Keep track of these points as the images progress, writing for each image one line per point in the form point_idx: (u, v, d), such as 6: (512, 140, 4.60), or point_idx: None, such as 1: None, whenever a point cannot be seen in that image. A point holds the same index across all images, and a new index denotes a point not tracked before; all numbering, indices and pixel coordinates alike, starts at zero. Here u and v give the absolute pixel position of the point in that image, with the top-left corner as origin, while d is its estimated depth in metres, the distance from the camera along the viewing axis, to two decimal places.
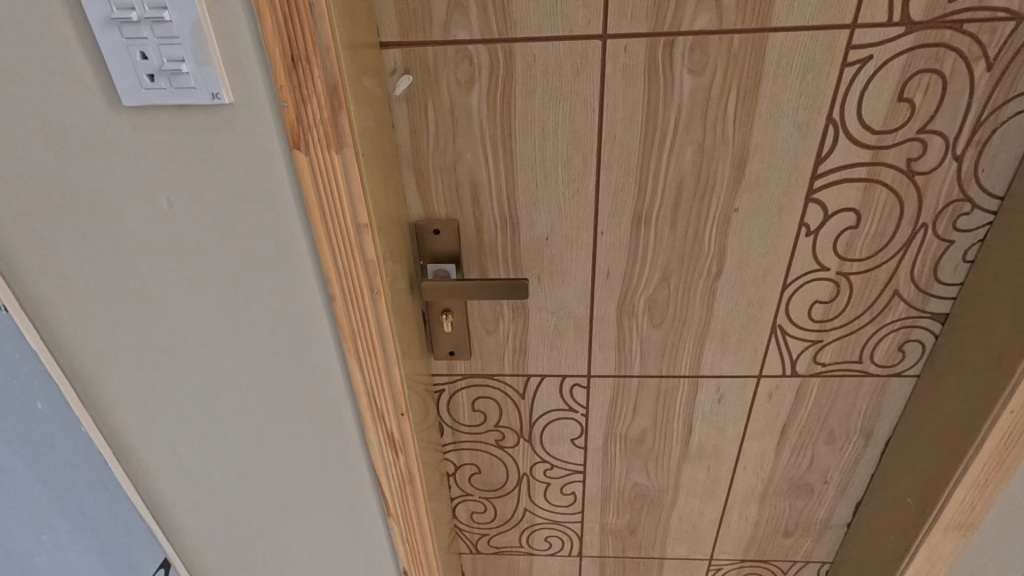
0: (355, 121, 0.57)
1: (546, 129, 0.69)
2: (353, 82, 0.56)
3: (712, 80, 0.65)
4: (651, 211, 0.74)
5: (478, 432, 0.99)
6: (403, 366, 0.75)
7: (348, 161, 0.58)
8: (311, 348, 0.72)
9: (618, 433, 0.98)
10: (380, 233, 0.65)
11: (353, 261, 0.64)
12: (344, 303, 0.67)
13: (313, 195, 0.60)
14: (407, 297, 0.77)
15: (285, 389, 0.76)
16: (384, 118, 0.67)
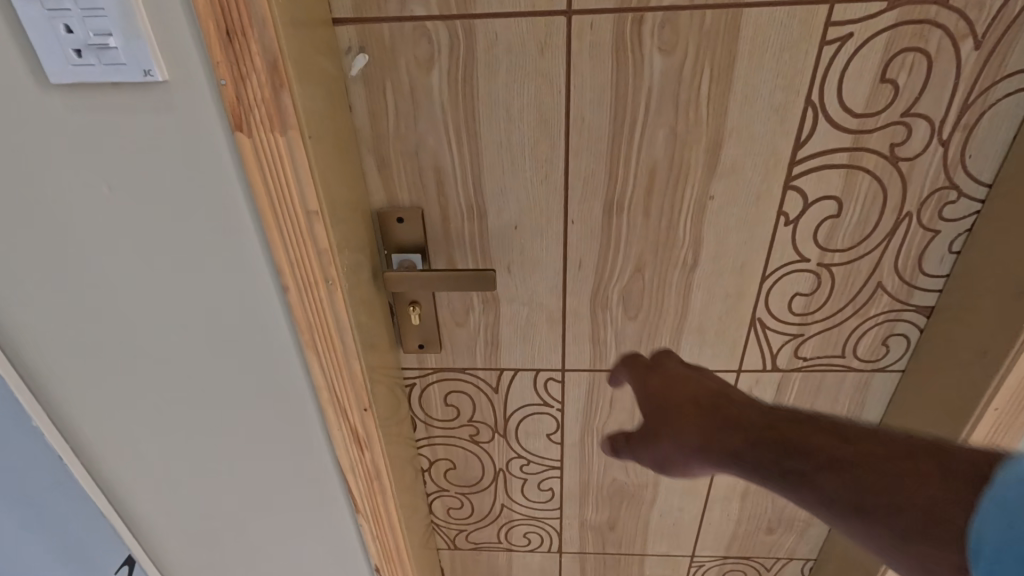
0: (301, 101, 0.54)
1: (510, 112, 0.66)
2: (296, 59, 0.53)
3: (684, 59, 0.61)
4: (624, 198, 0.71)
5: (452, 428, 0.97)
6: (366, 360, 0.72)
7: (294, 144, 0.55)
8: (268, 341, 0.69)
9: (595, 429, 0.95)
10: (334, 221, 0.61)
11: (305, 250, 0.61)
12: (299, 294, 0.65)
13: (260, 180, 0.57)
14: (371, 288, 0.74)
15: (244, 383, 0.73)
16: (339, 100, 0.63)
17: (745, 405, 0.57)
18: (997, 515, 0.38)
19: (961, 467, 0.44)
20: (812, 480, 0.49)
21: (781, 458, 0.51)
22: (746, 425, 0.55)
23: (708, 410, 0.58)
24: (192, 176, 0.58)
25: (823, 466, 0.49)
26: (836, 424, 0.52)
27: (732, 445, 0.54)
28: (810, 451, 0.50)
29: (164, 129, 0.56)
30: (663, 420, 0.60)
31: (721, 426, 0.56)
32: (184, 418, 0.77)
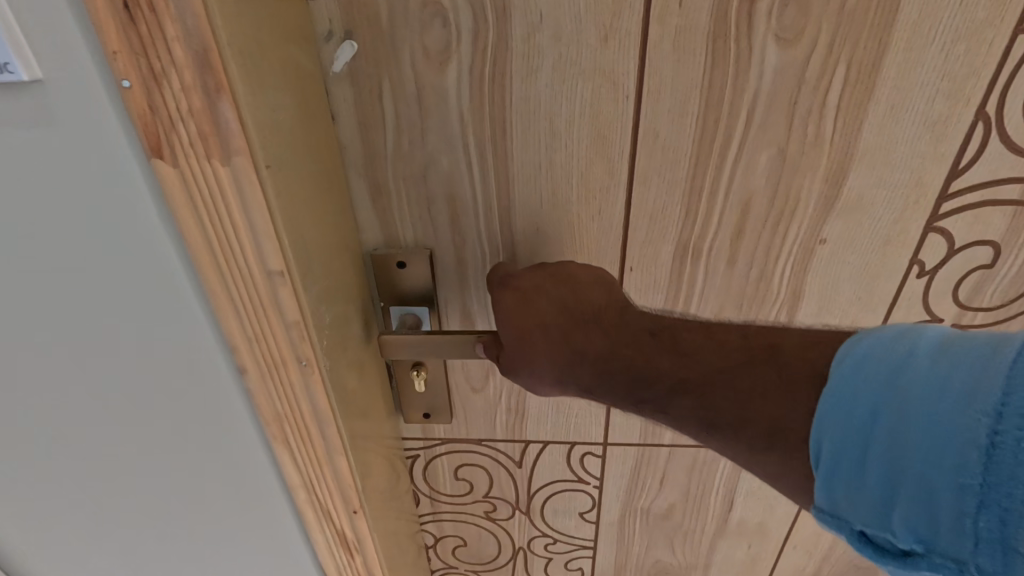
0: (252, 113, 0.35)
1: (556, 124, 0.47)
2: (242, 48, 0.34)
3: (812, 53, 0.43)
4: (703, 241, 0.52)
5: (463, 503, 0.79)
6: (356, 455, 0.54)
7: (246, 177, 0.36)
8: (223, 432, 0.51)
9: (639, 508, 0.77)
10: (309, 283, 0.43)
11: (268, 322, 0.43)
12: (262, 376, 0.46)
13: (196, 227, 0.38)
14: (362, 355, 0.56)
15: (192, 482, 0.55)
16: (316, 107, 0.44)
17: (589, 328, 0.49)
18: (834, 421, 0.35)
19: (794, 362, 0.40)
20: (666, 409, 0.46)
21: (631, 389, 0.47)
22: (591, 354, 0.49)
23: (552, 343, 0.50)
24: (98, 219, 0.39)
25: (672, 391, 0.45)
26: (673, 333, 0.47)
27: (586, 384, 0.50)
28: (656, 376, 0.46)
29: (46, 151, 0.37)
30: (511, 366, 0.51)
31: (568, 367, 0.50)
32: (116, 523, 0.58)
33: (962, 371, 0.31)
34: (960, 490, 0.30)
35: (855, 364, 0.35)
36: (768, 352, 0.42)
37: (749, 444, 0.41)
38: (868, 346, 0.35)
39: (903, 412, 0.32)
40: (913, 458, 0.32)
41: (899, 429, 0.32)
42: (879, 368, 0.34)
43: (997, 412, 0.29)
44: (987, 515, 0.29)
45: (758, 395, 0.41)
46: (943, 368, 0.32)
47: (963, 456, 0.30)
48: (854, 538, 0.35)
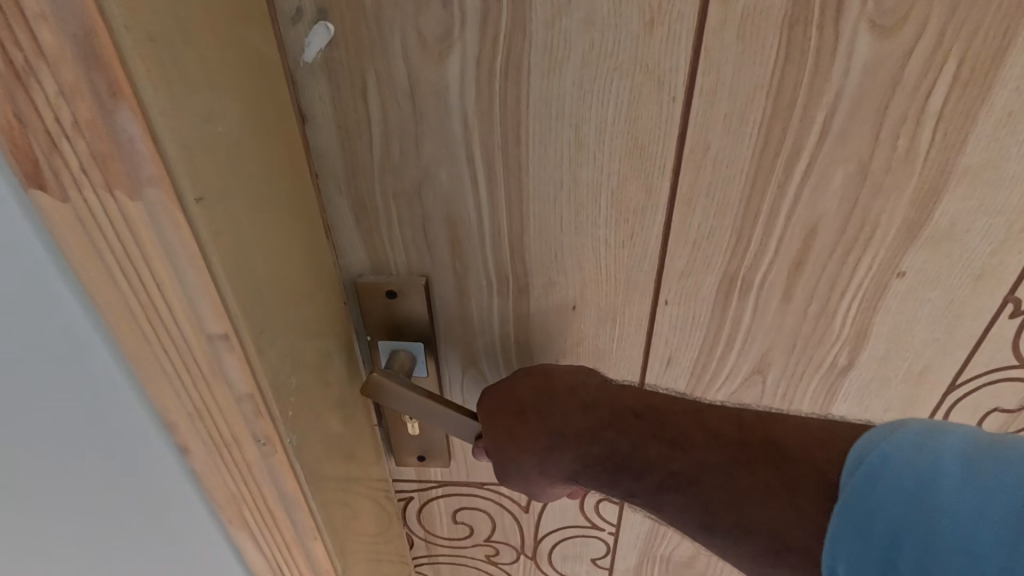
0: (172, 129, 0.26)
1: (583, 132, 0.38)
2: (152, 36, 0.24)
3: (917, 43, 0.33)
4: (755, 271, 0.44)
5: (463, 546, 0.71)
6: (332, 534, 0.45)
7: (166, 213, 0.27)
8: (163, 508, 0.42)
9: (659, 555, 0.69)
10: (267, 346, 0.34)
11: (213, 395, 0.34)
12: (211, 457, 0.37)
13: (103, 275, 0.29)
14: (347, 416, 0.47)
15: (129, 563, 0.45)
16: (277, 117, 0.35)
17: (570, 406, 0.42)
18: (851, 538, 0.31)
19: (798, 465, 0.35)
20: (657, 504, 0.40)
21: (619, 479, 0.41)
22: (572, 439, 0.42)
23: (534, 432, 0.43)
24: None
25: (663, 487, 0.39)
26: (660, 416, 0.40)
27: (570, 472, 0.43)
28: (645, 468, 0.40)
29: None
30: (502, 477, 0.45)
31: (550, 452, 0.43)
32: None
33: (998, 501, 0.27)
34: None
35: (872, 476, 0.31)
36: (772, 458, 0.36)
37: (754, 557, 0.37)
38: (884, 452, 0.31)
39: (928, 541, 0.28)
40: None
41: (926, 561, 0.28)
42: (900, 485, 0.30)
43: None
44: None
45: (758, 509, 0.36)
46: (977, 492, 0.28)
47: None
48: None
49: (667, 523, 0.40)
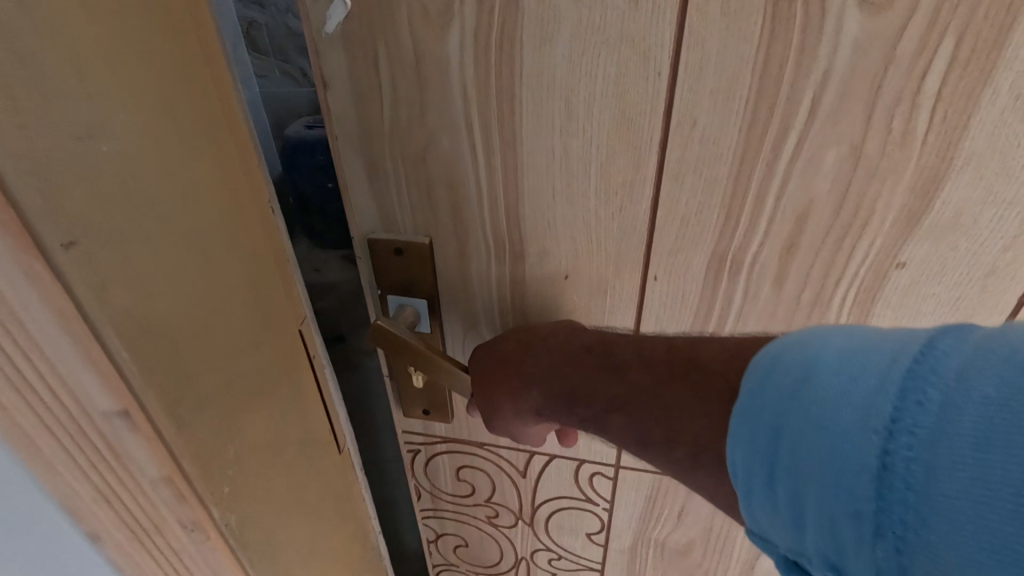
0: (27, 164, 0.24)
1: (573, 104, 0.40)
2: None
3: (912, 16, 0.32)
4: (745, 253, 0.44)
5: (465, 504, 0.75)
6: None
7: (21, 269, 0.25)
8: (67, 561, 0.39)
9: (653, 539, 0.70)
10: (173, 390, 0.33)
11: (115, 468, 0.33)
12: (131, 539, 0.37)
13: None
14: (302, 436, 0.48)
15: None
16: (206, 138, 0.34)
17: (532, 355, 0.47)
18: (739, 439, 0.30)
19: (710, 376, 0.36)
20: (606, 428, 0.43)
21: (573, 407, 0.45)
22: (539, 381, 0.47)
23: (509, 378, 0.48)
24: None
25: (608, 411, 0.42)
26: (608, 348, 0.44)
27: (537, 406, 0.48)
28: (592, 396, 0.43)
29: None
30: (486, 421, 0.52)
31: (523, 395, 0.48)
32: None
33: (864, 379, 0.25)
34: (855, 517, 0.25)
35: (764, 374, 0.29)
36: (688, 372, 0.37)
37: (678, 464, 0.37)
38: (777, 353, 0.30)
39: (801, 428, 0.27)
40: (812, 483, 0.26)
41: (799, 448, 0.27)
42: (784, 377, 0.28)
43: (889, 429, 0.24)
44: (883, 546, 0.24)
45: (682, 420, 0.37)
46: (849, 371, 0.26)
47: (858, 482, 0.25)
48: (780, 561, 0.31)
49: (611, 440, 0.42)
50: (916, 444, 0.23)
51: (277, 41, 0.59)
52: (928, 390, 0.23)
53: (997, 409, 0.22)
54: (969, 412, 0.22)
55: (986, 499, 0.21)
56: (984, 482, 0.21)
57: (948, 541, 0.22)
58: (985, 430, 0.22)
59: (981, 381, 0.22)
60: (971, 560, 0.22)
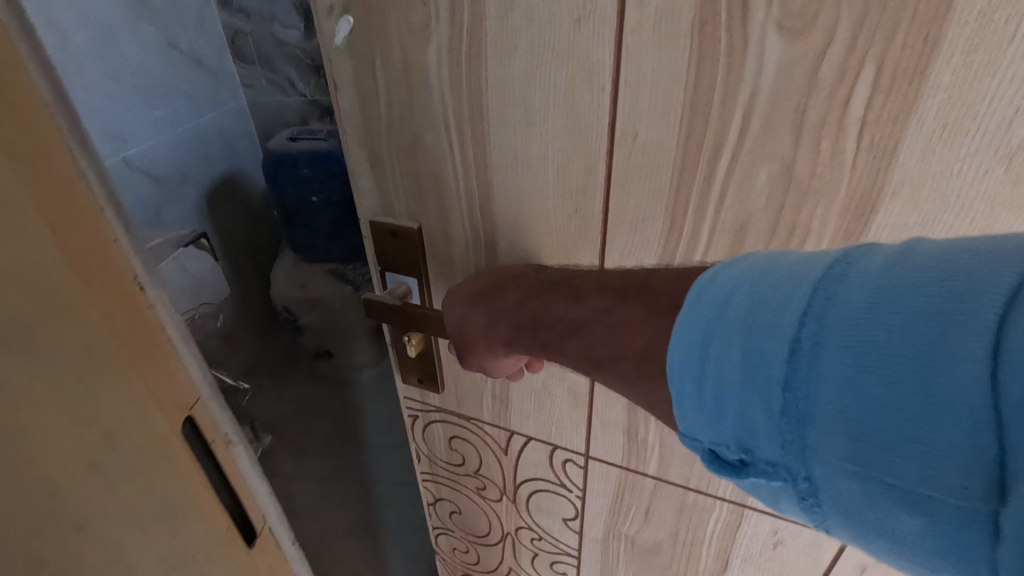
0: None
1: (531, 112, 0.44)
2: None
3: (830, 42, 0.33)
4: (690, 260, 0.46)
5: (457, 473, 0.82)
6: None
7: None
8: None
9: (623, 534, 0.72)
10: None
11: None
12: None
13: None
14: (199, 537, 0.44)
15: None
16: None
17: (509, 290, 0.50)
18: (678, 348, 0.34)
19: (659, 293, 0.41)
20: (564, 352, 0.47)
21: (536, 335, 0.49)
22: (508, 315, 0.50)
23: (478, 316, 0.52)
24: None
25: (565, 335, 0.46)
26: (571, 280, 0.48)
27: (505, 337, 0.51)
28: (554, 323, 0.47)
29: None
30: (461, 358, 0.55)
31: (492, 330, 0.52)
32: None
33: (782, 288, 0.30)
34: (767, 399, 0.30)
35: (702, 291, 0.34)
36: (637, 292, 0.42)
37: (623, 373, 0.42)
38: (713, 275, 0.34)
39: (729, 330, 0.32)
40: (737, 376, 0.31)
41: (729, 349, 0.32)
42: (718, 292, 0.33)
43: (799, 321, 0.29)
44: (788, 419, 0.29)
45: (631, 329, 0.41)
46: (771, 283, 0.31)
47: (772, 369, 0.29)
48: (704, 457, 0.35)
49: (569, 359, 0.46)
50: (821, 330, 0.28)
51: (262, 51, 1.56)
52: (833, 288, 0.28)
53: (881, 298, 0.26)
54: (857, 302, 0.27)
55: (866, 367, 0.26)
56: (867, 353, 0.26)
57: (837, 405, 0.27)
58: (869, 314, 0.27)
59: (870, 278, 0.27)
60: (855, 418, 0.27)
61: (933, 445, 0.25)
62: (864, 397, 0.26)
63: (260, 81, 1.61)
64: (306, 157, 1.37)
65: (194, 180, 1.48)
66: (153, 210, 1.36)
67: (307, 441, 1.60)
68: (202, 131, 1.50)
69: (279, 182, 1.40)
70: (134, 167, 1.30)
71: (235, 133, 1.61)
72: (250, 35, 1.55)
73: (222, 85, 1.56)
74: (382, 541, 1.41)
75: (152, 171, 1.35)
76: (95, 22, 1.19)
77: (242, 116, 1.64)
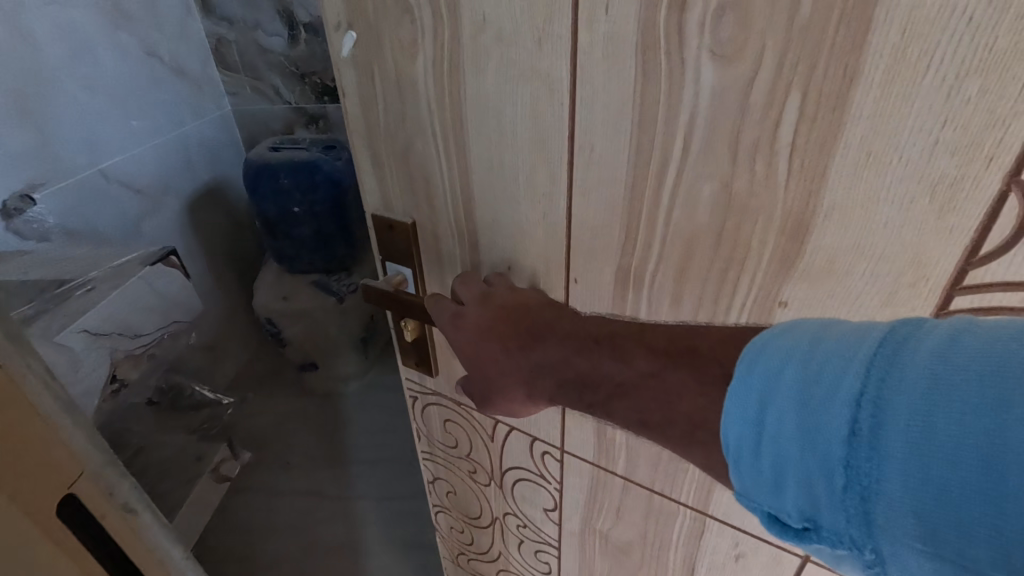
0: None
1: (503, 123, 0.48)
2: None
3: (759, 68, 0.35)
4: (645, 270, 0.48)
5: (451, 455, 0.87)
6: None
7: None
8: None
9: (598, 530, 0.74)
10: None
11: None
12: None
13: None
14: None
15: None
16: None
17: (549, 340, 0.48)
18: (733, 414, 0.34)
19: (707, 363, 0.38)
20: (610, 412, 0.44)
21: (581, 392, 0.46)
22: (548, 367, 0.47)
23: (514, 362, 0.50)
24: None
25: (612, 396, 0.42)
26: (614, 336, 0.44)
27: (548, 392, 0.49)
28: (600, 383, 0.44)
29: None
30: (502, 399, 0.54)
31: (532, 379, 0.49)
32: None
33: (836, 364, 0.30)
34: (828, 472, 0.30)
35: (753, 358, 0.34)
36: (685, 355, 0.39)
37: (670, 439, 0.39)
38: (763, 345, 0.34)
39: (784, 404, 0.31)
40: (794, 447, 0.31)
41: (786, 421, 0.31)
42: (770, 362, 0.33)
43: (856, 400, 0.29)
44: (852, 493, 0.29)
45: (676, 397, 0.38)
46: (823, 357, 0.31)
47: (832, 445, 0.29)
48: (764, 517, 0.35)
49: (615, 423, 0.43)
50: (880, 411, 0.28)
51: (243, 56, 1.64)
52: (886, 368, 0.28)
53: (937, 384, 0.26)
54: (909, 386, 0.27)
55: (925, 451, 0.26)
56: (925, 438, 0.26)
57: (900, 489, 0.27)
58: (924, 400, 0.26)
59: (925, 361, 0.27)
60: (920, 501, 0.26)
61: (1002, 533, 0.24)
62: (928, 481, 0.26)
63: (245, 89, 1.70)
64: (285, 166, 1.43)
65: (176, 190, 1.59)
66: (132, 222, 1.48)
67: (292, 454, 1.71)
68: (182, 141, 1.59)
69: (257, 194, 1.46)
70: (110, 179, 1.41)
71: (217, 141, 1.72)
72: (235, 43, 1.63)
73: (206, 96, 1.66)
74: (363, 558, 1.46)
75: (133, 183, 1.47)
76: (69, 35, 1.28)
77: (225, 124, 1.74)
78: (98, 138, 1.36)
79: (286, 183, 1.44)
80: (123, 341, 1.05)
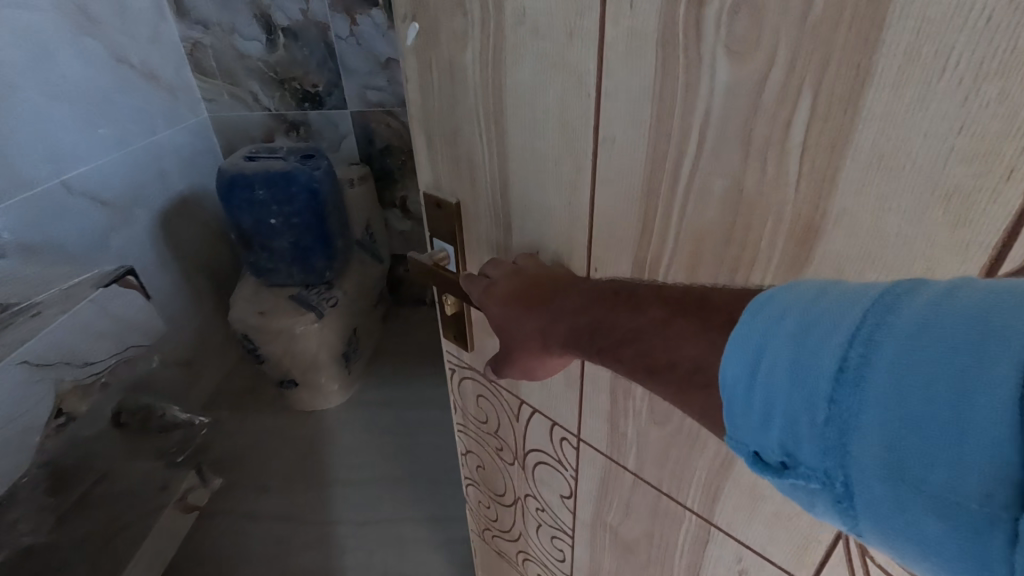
0: None
1: (537, 112, 0.51)
2: None
3: (771, 67, 0.35)
4: (659, 263, 0.49)
5: (482, 431, 0.92)
6: None
7: None
8: None
9: (608, 524, 0.75)
10: None
11: None
12: None
13: None
14: None
15: None
16: None
17: (568, 292, 0.50)
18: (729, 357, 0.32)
19: (716, 312, 0.37)
20: (619, 360, 0.43)
21: (592, 336, 0.45)
22: (564, 314, 0.49)
23: (535, 317, 0.52)
24: None
25: (621, 341, 0.42)
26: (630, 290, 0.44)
27: (562, 337, 0.49)
28: (612, 328, 0.43)
29: None
30: (521, 347, 0.55)
31: (548, 327, 0.50)
32: None
33: (838, 307, 0.28)
34: (810, 408, 0.28)
35: (760, 304, 0.31)
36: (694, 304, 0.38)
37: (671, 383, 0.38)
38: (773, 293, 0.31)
39: (780, 349, 0.29)
40: (782, 385, 0.29)
41: (778, 361, 0.29)
42: (775, 307, 0.30)
43: (850, 338, 0.26)
44: (831, 429, 0.27)
45: (677, 343, 0.38)
46: (827, 301, 0.28)
47: (818, 382, 0.27)
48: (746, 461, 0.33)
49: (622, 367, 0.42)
50: (873, 348, 0.25)
51: (222, 63, 1.89)
52: (885, 312, 0.26)
53: (931, 325, 0.24)
54: (904, 326, 0.25)
55: (911, 390, 0.24)
56: (911, 377, 0.24)
57: (880, 424, 0.25)
58: (917, 340, 0.24)
59: (923, 306, 0.25)
60: (898, 436, 0.24)
61: (971, 468, 0.22)
62: (906, 415, 0.24)
63: (223, 96, 1.95)
64: (261, 180, 1.62)
65: (148, 204, 1.72)
66: (102, 232, 1.57)
67: (266, 477, 1.78)
68: (157, 154, 1.75)
69: (234, 204, 1.65)
70: (78, 194, 1.49)
71: (196, 146, 1.94)
72: (210, 47, 1.87)
73: (181, 102, 1.86)
74: None
75: (100, 195, 1.55)
76: (34, 42, 1.36)
77: (203, 130, 1.97)
78: (61, 149, 1.44)
79: (262, 195, 1.63)
80: (69, 369, 1.08)
